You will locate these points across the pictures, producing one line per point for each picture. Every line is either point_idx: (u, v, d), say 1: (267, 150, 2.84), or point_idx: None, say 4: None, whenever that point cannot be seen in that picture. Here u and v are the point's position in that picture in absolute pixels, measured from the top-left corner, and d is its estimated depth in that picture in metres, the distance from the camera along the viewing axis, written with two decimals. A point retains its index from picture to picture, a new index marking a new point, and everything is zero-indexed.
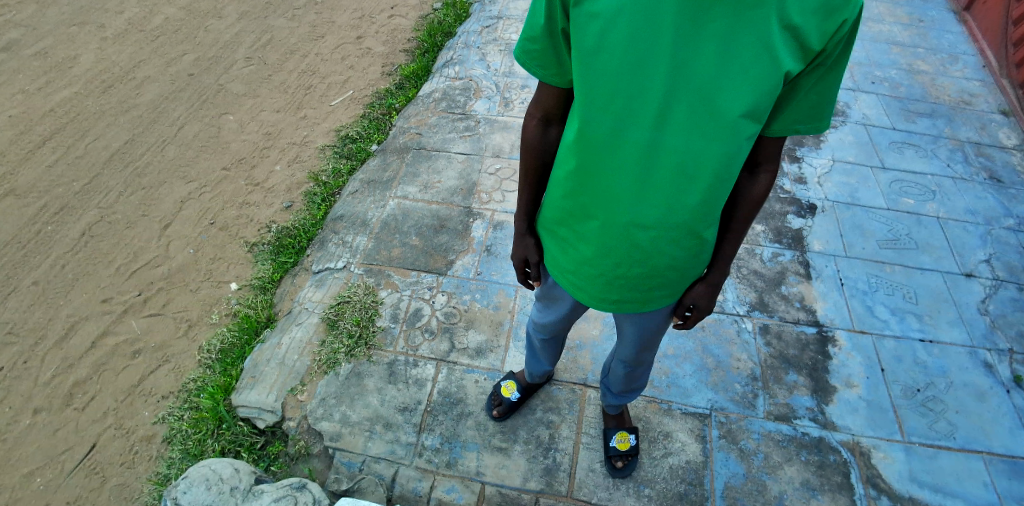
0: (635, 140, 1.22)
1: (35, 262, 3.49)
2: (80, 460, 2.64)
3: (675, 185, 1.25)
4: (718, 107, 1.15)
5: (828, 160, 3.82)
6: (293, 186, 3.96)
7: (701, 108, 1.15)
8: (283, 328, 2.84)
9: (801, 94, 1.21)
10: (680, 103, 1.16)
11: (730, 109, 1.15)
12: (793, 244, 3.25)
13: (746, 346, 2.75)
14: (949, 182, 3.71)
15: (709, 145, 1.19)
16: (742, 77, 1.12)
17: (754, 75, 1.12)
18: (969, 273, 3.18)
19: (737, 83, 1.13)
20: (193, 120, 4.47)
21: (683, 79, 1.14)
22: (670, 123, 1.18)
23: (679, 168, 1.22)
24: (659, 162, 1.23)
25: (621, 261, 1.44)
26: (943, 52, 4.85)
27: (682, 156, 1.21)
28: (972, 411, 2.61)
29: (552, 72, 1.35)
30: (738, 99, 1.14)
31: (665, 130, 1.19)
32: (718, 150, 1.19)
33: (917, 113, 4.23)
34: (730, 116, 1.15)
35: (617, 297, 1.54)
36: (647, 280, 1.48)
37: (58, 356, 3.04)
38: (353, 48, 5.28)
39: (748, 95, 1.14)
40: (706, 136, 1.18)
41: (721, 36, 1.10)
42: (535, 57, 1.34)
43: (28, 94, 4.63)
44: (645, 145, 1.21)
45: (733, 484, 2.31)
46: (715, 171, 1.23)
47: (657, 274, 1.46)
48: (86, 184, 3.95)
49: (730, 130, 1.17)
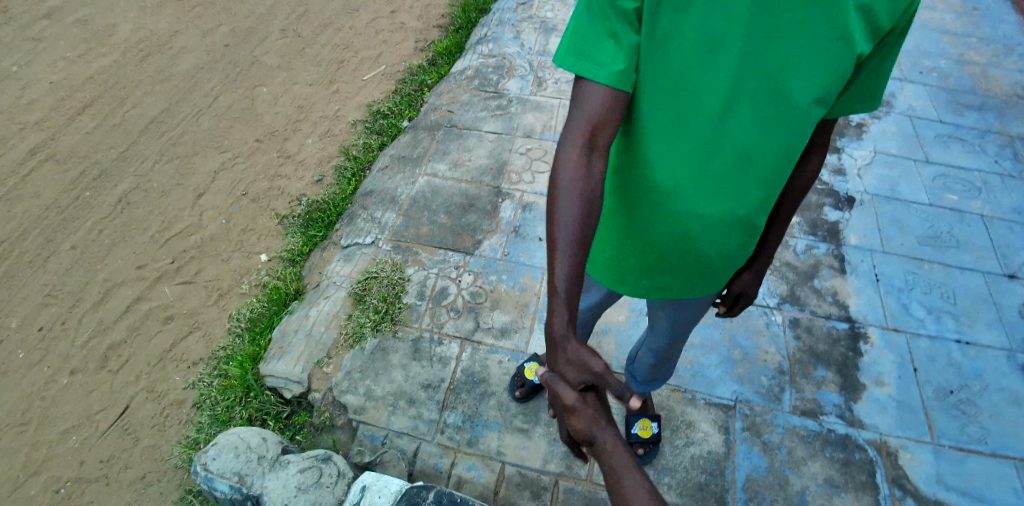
0: (692, 136, 1.14)
1: (74, 226, 3.58)
2: (114, 420, 2.73)
3: (735, 175, 1.20)
4: (783, 95, 1.12)
5: (870, 152, 3.69)
6: (324, 160, 3.98)
7: (766, 97, 1.11)
8: (311, 301, 2.88)
9: (860, 76, 1.22)
10: (748, 89, 1.10)
11: (796, 92, 1.12)
12: (828, 237, 3.17)
13: (774, 339, 2.70)
14: (996, 179, 3.56)
15: (771, 133, 1.16)
16: (817, 57, 1.10)
17: (825, 57, 1.10)
18: (1012, 274, 3.07)
19: (809, 64, 1.10)
20: (228, 92, 4.50)
21: (753, 67, 1.07)
22: (734, 114, 1.12)
23: (741, 156, 1.17)
24: (723, 153, 1.16)
25: (667, 255, 1.40)
26: (997, 43, 4.63)
27: (743, 147, 1.16)
28: (1006, 416, 2.53)
29: (617, 68, 1.08)
30: (805, 85, 1.12)
31: (734, 119, 1.13)
32: (781, 138, 1.18)
33: (965, 106, 4.06)
34: (798, 98, 1.12)
35: (659, 287, 1.52)
36: (692, 272, 1.44)
37: (94, 319, 3.13)
38: (387, 22, 5.26)
39: (818, 76, 1.12)
40: (769, 125, 1.15)
41: (799, 18, 1.05)
42: (587, 53, 1.10)
43: (68, 61, 4.71)
44: (704, 140, 1.14)
45: (755, 477, 2.29)
46: (776, 156, 1.20)
47: (703, 267, 1.42)
48: (123, 151, 4.03)
49: (795, 112, 1.15)
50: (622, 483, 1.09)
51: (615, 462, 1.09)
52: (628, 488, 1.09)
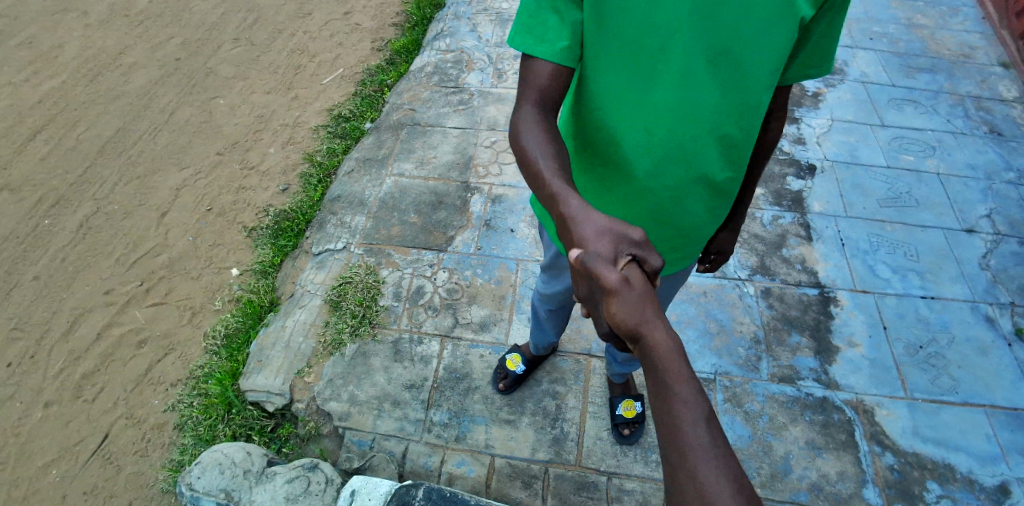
0: (657, 102, 1.15)
1: (35, 256, 3.47)
2: (94, 450, 2.68)
3: (700, 140, 1.22)
4: (740, 60, 1.13)
5: (827, 120, 3.77)
6: (288, 169, 3.93)
7: (721, 61, 1.13)
8: (287, 311, 2.84)
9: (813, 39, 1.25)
10: (703, 49, 1.10)
11: (751, 62, 1.14)
12: (793, 207, 3.24)
13: (748, 309, 2.76)
14: (950, 137, 3.68)
15: (729, 96, 1.17)
16: (768, 30, 1.12)
17: (775, 24, 1.12)
18: (970, 229, 3.18)
19: (762, 31, 1.11)
20: (183, 106, 4.40)
21: (707, 30, 1.08)
22: (693, 80, 1.13)
23: (704, 121, 1.19)
24: (687, 121, 1.18)
25: (641, 229, 1.42)
26: (942, 5, 4.76)
27: (705, 111, 1.17)
28: (974, 365, 2.63)
29: (561, 46, 1.07)
30: (759, 49, 1.13)
31: (694, 89, 1.14)
32: (742, 101, 1.19)
33: (916, 69, 4.16)
34: (753, 56, 1.13)
35: None
36: (668, 243, 1.47)
37: (64, 349, 3.04)
38: (342, 24, 5.19)
39: (771, 49, 1.14)
40: (728, 88, 1.16)
41: None
42: (536, 32, 1.07)
43: (14, 85, 4.54)
44: (669, 104, 1.15)
45: (739, 447, 2.33)
46: (738, 119, 1.22)
47: (678, 235, 1.45)
48: (80, 175, 3.91)
49: (753, 78, 1.16)
50: (670, 378, 0.80)
51: (662, 354, 0.82)
52: (678, 392, 0.79)
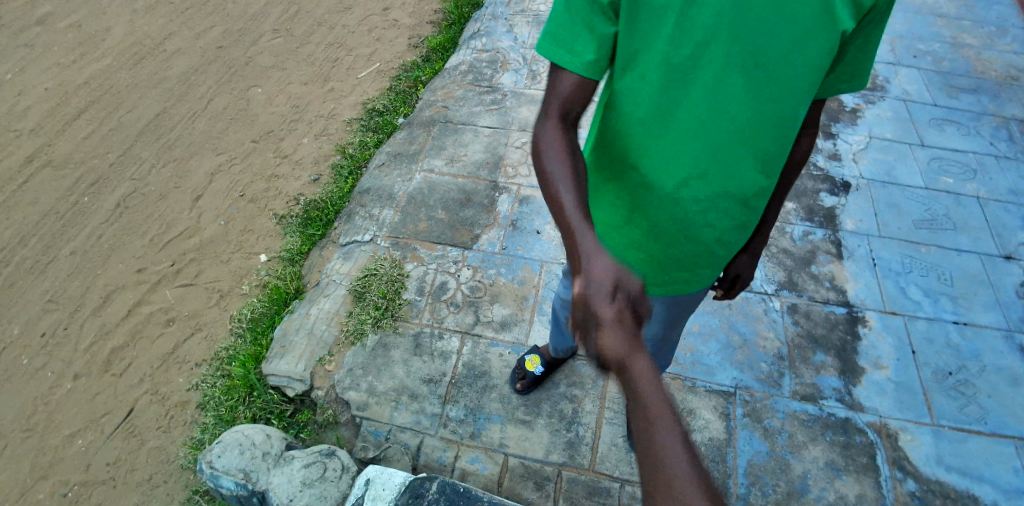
0: (686, 112, 1.15)
1: (73, 232, 3.59)
2: (119, 423, 2.75)
3: (729, 153, 1.20)
4: (771, 70, 1.12)
5: (864, 137, 3.70)
6: (320, 160, 3.99)
7: (753, 73, 1.11)
8: (313, 299, 2.89)
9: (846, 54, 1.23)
10: (733, 61, 1.09)
11: (777, 69, 1.12)
12: (824, 223, 3.18)
13: (773, 325, 2.72)
14: (991, 160, 3.58)
15: (761, 108, 1.16)
16: (794, 35, 1.09)
17: (808, 35, 1.10)
18: (1008, 255, 3.08)
19: (795, 41, 1.10)
20: (222, 93, 4.50)
21: (738, 43, 1.07)
22: (722, 91, 1.12)
23: (733, 133, 1.17)
24: (713, 130, 1.16)
25: (666, 242, 1.41)
26: (990, 25, 4.63)
27: (734, 123, 1.16)
28: (1005, 396, 2.55)
29: (588, 58, 1.09)
30: (791, 59, 1.11)
31: (721, 95, 1.13)
32: (774, 113, 1.17)
33: (959, 89, 4.06)
34: (782, 69, 1.12)
35: (666, 279, 1.52)
36: (694, 259, 1.45)
37: (96, 324, 3.14)
38: (380, 20, 5.26)
39: (798, 52, 1.11)
40: (760, 99, 1.15)
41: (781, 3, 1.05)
42: (563, 42, 1.09)
43: (62, 66, 4.70)
44: (698, 115, 1.15)
45: (756, 462, 2.30)
46: (769, 132, 1.20)
47: (703, 251, 1.42)
48: (119, 156, 4.03)
49: (781, 85, 1.14)
50: (651, 429, 0.80)
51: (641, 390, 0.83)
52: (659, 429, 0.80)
